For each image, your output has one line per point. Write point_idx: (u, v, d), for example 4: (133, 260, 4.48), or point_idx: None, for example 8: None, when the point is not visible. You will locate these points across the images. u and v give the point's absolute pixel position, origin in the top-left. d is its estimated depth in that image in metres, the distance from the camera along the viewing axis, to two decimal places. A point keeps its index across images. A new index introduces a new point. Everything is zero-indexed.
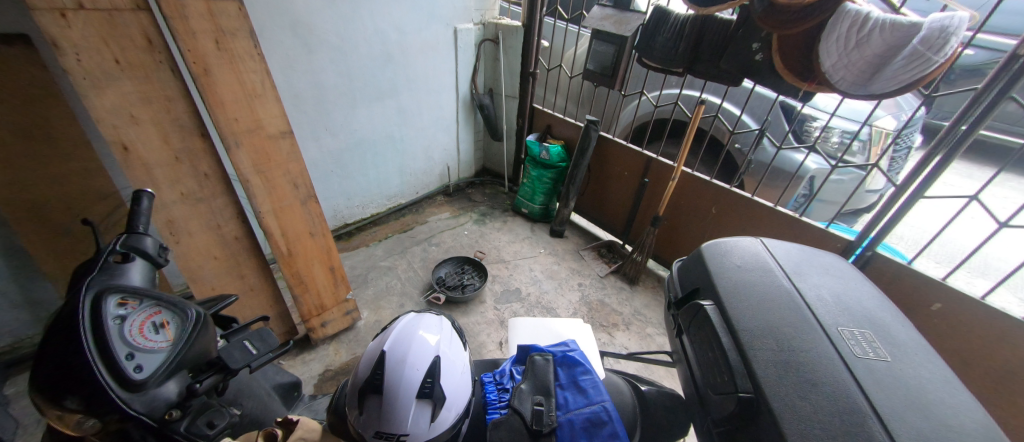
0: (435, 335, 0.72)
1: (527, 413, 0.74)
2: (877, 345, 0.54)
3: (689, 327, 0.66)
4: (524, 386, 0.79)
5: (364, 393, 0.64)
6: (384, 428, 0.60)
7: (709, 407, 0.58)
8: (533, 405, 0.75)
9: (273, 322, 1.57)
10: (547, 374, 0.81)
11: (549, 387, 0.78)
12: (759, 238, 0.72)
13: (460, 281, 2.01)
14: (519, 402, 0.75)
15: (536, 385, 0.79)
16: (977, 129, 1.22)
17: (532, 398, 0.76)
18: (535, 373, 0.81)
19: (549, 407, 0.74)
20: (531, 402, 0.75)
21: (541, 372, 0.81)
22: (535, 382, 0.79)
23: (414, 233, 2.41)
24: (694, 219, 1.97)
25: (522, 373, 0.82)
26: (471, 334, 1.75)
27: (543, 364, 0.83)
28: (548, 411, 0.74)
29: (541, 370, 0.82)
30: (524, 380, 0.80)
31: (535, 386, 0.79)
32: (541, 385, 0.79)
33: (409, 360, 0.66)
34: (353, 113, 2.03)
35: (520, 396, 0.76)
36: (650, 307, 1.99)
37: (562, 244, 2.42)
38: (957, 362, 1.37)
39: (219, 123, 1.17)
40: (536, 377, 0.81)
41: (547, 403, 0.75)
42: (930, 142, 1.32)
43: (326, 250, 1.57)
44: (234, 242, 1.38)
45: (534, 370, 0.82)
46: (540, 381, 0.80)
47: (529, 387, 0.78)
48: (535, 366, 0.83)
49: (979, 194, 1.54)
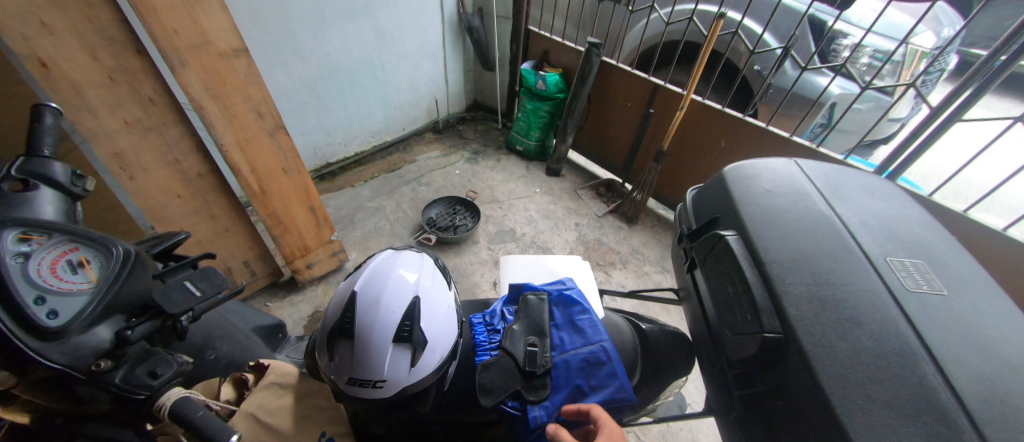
0: (415, 274, 0.64)
1: (521, 355, 0.68)
2: (931, 276, 0.46)
3: (704, 260, 0.57)
4: (516, 326, 0.72)
5: (334, 338, 0.56)
6: (358, 375, 0.54)
7: (724, 348, 0.51)
8: (527, 346, 0.69)
9: (255, 264, 1.50)
10: (542, 315, 0.74)
11: (545, 328, 0.72)
12: (793, 159, 0.61)
13: (451, 222, 1.92)
14: (512, 343, 0.69)
15: (530, 325, 0.73)
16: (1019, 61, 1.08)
17: (526, 339, 0.70)
18: (529, 312, 0.74)
19: (544, 348, 0.69)
20: (525, 344, 0.69)
21: (536, 312, 0.74)
22: (528, 321, 0.73)
23: (403, 172, 2.27)
24: (700, 153, 1.84)
25: (515, 312, 0.75)
26: (465, 274, 1.70)
27: (538, 301, 0.76)
28: (543, 353, 0.69)
29: (535, 310, 0.75)
30: (516, 319, 0.73)
31: (529, 326, 0.72)
32: (535, 325, 0.72)
33: (383, 301, 0.57)
34: (324, 35, 1.79)
35: (513, 337, 0.70)
36: (648, 246, 1.94)
37: (559, 183, 2.31)
38: None
39: (155, 35, 0.97)
40: (529, 316, 0.74)
41: (542, 344, 0.70)
42: (966, 72, 1.18)
43: (304, 188, 1.45)
44: (199, 180, 1.25)
45: (527, 310, 0.75)
46: (534, 321, 0.73)
47: (522, 327, 0.72)
48: (529, 305, 0.76)
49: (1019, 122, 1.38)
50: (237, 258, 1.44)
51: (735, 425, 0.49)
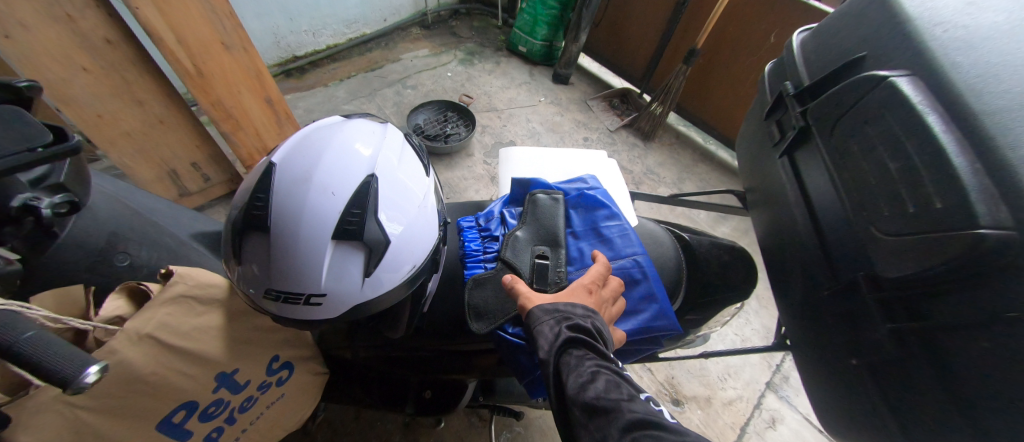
0: (372, 147, 0.43)
1: (526, 269, 0.50)
2: None
3: (830, 124, 0.38)
4: (520, 233, 0.53)
5: (244, 232, 0.37)
6: (284, 287, 0.36)
7: (848, 263, 0.35)
8: (535, 257, 0.51)
9: (207, 167, 1.27)
10: (555, 219, 0.55)
11: (559, 236, 0.53)
12: None
13: (442, 130, 1.65)
14: (513, 253, 0.51)
15: (539, 232, 0.54)
16: None
17: (533, 249, 0.52)
18: (536, 214, 0.55)
19: (558, 259, 0.52)
20: (531, 255, 0.51)
21: (547, 214, 0.55)
22: (537, 226, 0.54)
23: (385, 72, 1.93)
24: (742, 53, 1.52)
25: (521, 214, 0.55)
26: (458, 191, 1.50)
27: (551, 201, 0.56)
28: (556, 267, 0.51)
29: (547, 213, 0.55)
30: (520, 223, 0.54)
31: (538, 233, 0.53)
32: (546, 232, 0.54)
33: (317, 178, 0.38)
34: None
35: (515, 245, 0.52)
36: (665, 166, 1.72)
37: (567, 92, 2.00)
38: None
39: None
40: (538, 219, 0.54)
41: (555, 256, 0.52)
42: None
43: (254, 72, 1.17)
44: (110, 49, 0.94)
45: (535, 211, 0.55)
46: (544, 226, 0.54)
47: (528, 232, 0.53)
48: (537, 206, 0.56)
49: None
50: (182, 158, 1.20)
51: (859, 368, 0.35)
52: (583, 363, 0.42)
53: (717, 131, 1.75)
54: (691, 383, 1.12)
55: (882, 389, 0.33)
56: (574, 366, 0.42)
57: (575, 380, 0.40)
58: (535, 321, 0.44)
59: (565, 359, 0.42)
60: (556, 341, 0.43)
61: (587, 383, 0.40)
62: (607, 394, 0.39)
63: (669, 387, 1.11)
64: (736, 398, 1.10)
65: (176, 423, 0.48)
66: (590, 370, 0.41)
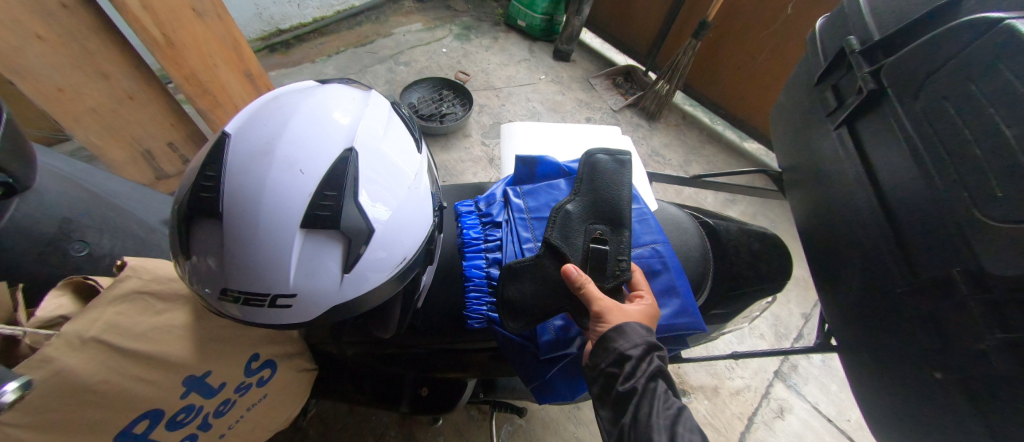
0: (351, 116, 0.36)
1: (579, 256, 0.43)
2: None
3: (913, 92, 0.35)
4: (571, 208, 0.44)
5: (193, 221, 0.31)
6: (242, 285, 0.30)
7: (923, 265, 0.33)
8: (589, 238, 0.43)
9: (185, 148, 1.19)
10: (618, 187, 0.46)
11: (625, 213, 0.44)
12: None
13: (437, 109, 1.56)
14: (568, 235, 0.43)
15: (597, 206, 0.45)
16: None
17: (591, 229, 0.44)
18: (594, 182, 0.46)
19: (620, 241, 0.43)
20: (589, 234, 0.43)
21: (607, 182, 0.46)
22: (596, 198, 0.45)
23: (376, 48, 1.82)
24: (757, 26, 1.43)
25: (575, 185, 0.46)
26: (455, 174, 1.43)
27: (617, 164, 0.46)
28: (617, 253, 0.43)
29: (610, 182, 0.45)
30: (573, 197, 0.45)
31: (596, 206, 0.45)
32: (607, 207, 0.44)
33: (280, 152, 0.31)
34: None
35: (568, 225, 0.44)
36: (671, 148, 1.65)
37: (569, 70, 1.89)
38: None
39: None
40: (596, 189, 0.45)
41: (618, 235, 0.44)
42: None
43: (230, 43, 1.08)
44: (65, 14, 0.84)
45: (592, 180, 0.46)
46: (602, 197, 0.45)
47: (584, 207, 0.44)
48: (594, 172, 0.46)
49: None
50: (157, 137, 1.12)
51: (947, 385, 0.32)
52: (668, 396, 0.38)
53: (726, 111, 1.67)
54: (698, 373, 1.08)
55: (984, 415, 0.30)
56: (661, 398, 0.37)
57: (661, 411, 0.37)
58: (629, 339, 0.38)
59: (654, 386, 0.38)
60: (650, 368, 0.38)
61: (677, 419, 0.36)
62: (695, 433, 0.36)
63: (676, 377, 1.07)
64: (745, 388, 1.06)
65: (137, 435, 0.43)
66: (676, 405, 0.37)
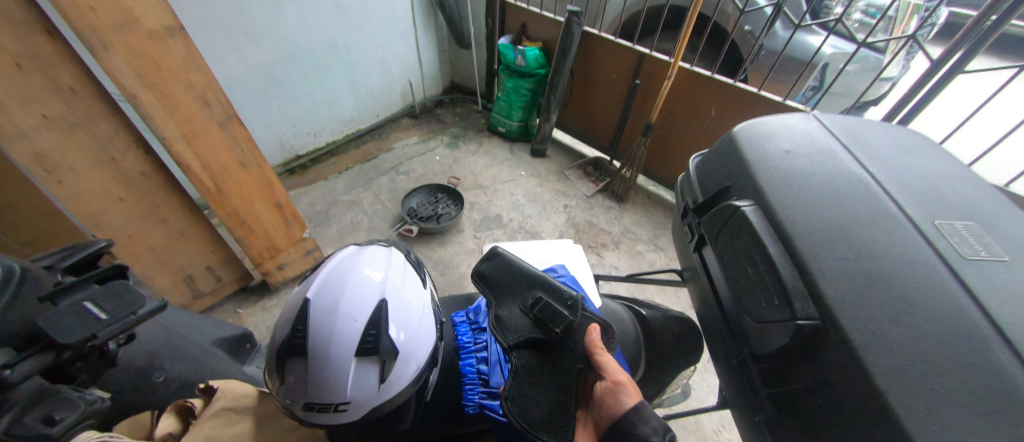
0: (382, 271, 0.56)
1: (531, 327, 0.59)
2: (987, 239, 0.38)
3: (713, 235, 0.50)
4: (501, 311, 0.63)
5: (285, 356, 0.48)
6: (315, 398, 0.46)
7: (745, 339, 0.44)
8: (527, 308, 0.61)
9: (219, 269, 1.39)
10: (516, 267, 0.67)
11: (534, 274, 0.64)
12: (811, 113, 0.53)
13: (433, 211, 1.81)
14: (512, 324, 0.60)
15: (515, 286, 0.64)
16: (1008, 20, 1.07)
17: (521, 302, 0.62)
18: (491, 282, 0.67)
19: (552, 291, 0.62)
20: (522, 307, 0.61)
21: (500, 274, 0.67)
22: (503, 289, 0.65)
23: (379, 162, 2.14)
24: (690, 123, 1.75)
25: (485, 295, 0.68)
26: (451, 266, 1.62)
27: (491, 261, 0.69)
28: (557, 294, 0.61)
29: (508, 268, 0.67)
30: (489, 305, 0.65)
31: (509, 293, 0.65)
32: (522, 282, 0.64)
33: (341, 308, 0.50)
34: (279, 15, 1.61)
35: (503, 321, 0.61)
36: (641, 224, 1.87)
37: (545, 165, 2.21)
38: None
39: (65, 12, 0.82)
40: (495, 285, 0.66)
41: (547, 290, 0.62)
42: (958, 33, 1.17)
43: (266, 183, 1.33)
44: (144, 180, 1.10)
45: (487, 283, 0.67)
46: (504, 285, 0.66)
47: (502, 300, 0.64)
48: (482, 278, 0.68)
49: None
50: (198, 264, 1.32)
51: None
52: None
53: None
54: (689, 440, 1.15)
55: None
56: None
57: None
58: (648, 422, 0.45)
59: None
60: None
61: None
62: None
63: None
64: None
65: None
66: None
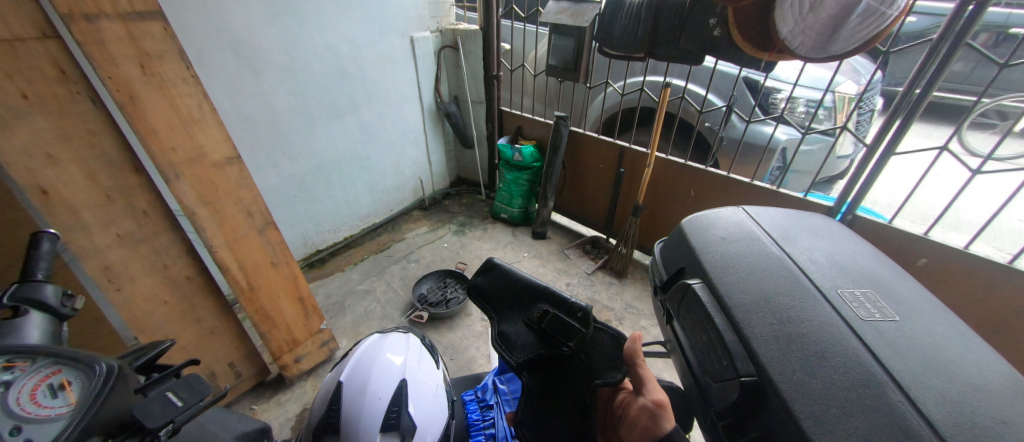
0: (402, 356, 0.68)
1: (536, 342, 0.66)
2: (881, 304, 0.50)
3: (677, 309, 0.61)
4: (508, 328, 0.70)
5: (319, 433, 0.58)
6: None
7: (710, 399, 0.51)
8: (531, 323, 0.67)
9: (240, 365, 1.45)
10: (516, 276, 0.71)
11: (537, 283, 0.68)
12: (742, 208, 0.71)
13: (443, 296, 1.91)
14: (517, 341, 0.68)
15: (519, 297, 0.69)
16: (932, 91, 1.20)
17: (524, 315, 0.68)
18: (490, 295, 0.73)
19: (558, 302, 0.65)
20: (524, 322, 0.67)
21: (497, 285, 0.73)
22: (504, 301, 0.71)
23: (392, 252, 2.30)
24: (674, 202, 1.93)
25: (487, 304, 0.74)
26: (460, 350, 1.66)
27: (486, 272, 0.75)
28: (562, 306, 0.64)
29: (510, 278, 0.72)
30: (493, 318, 0.73)
31: (510, 305, 0.70)
32: (525, 292, 0.69)
33: (370, 388, 0.61)
34: (313, 135, 1.93)
35: (508, 338, 0.69)
36: (642, 298, 1.94)
37: (547, 246, 2.36)
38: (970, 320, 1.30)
39: (153, 154, 1.04)
40: (494, 298, 0.72)
41: (552, 300, 0.66)
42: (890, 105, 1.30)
43: (292, 279, 1.47)
44: (187, 284, 1.24)
45: (487, 294, 0.74)
46: (503, 297, 0.72)
47: (504, 316, 0.71)
48: (480, 292, 0.74)
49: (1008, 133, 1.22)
50: (222, 360, 1.39)
51: None
52: None
53: None
54: None
55: None
56: None
57: None
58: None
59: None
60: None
61: None
62: None
63: None
64: None
65: None
66: None
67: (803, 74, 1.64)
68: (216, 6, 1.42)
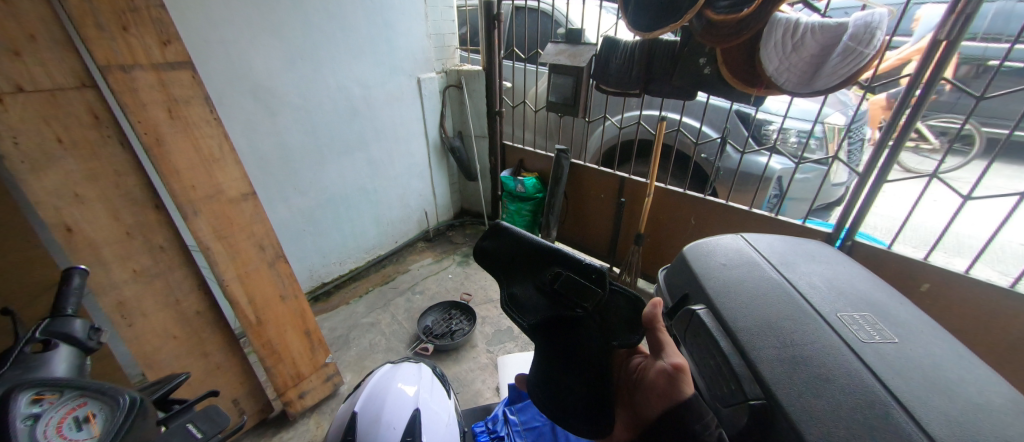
0: (414, 386, 0.72)
1: (547, 307, 0.58)
2: (880, 326, 0.52)
3: (684, 335, 0.63)
4: (517, 291, 0.62)
5: None
6: None
7: (721, 424, 0.52)
8: (542, 285, 0.59)
9: (243, 401, 1.43)
10: (527, 236, 0.62)
11: (549, 244, 0.59)
12: (741, 235, 0.74)
13: (448, 327, 1.90)
14: (526, 304, 0.61)
15: (529, 259, 0.61)
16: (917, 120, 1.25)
17: (534, 277, 0.61)
18: (496, 257, 0.65)
19: (571, 263, 0.57)
20: (535, 285, 0.60)
21: (504, 247, 0.64)
22: (511, 263, 0.63)
23: (397, 283, 2.32)
24: (675, 230, 1.96)
25: (493, 268, 0.66)
26: (466, 383, 1.63)
27: (492, 233, 0.66)
28: (577, 267, 0.56)
29: (519, 238, 0.63)
30: (501, 282, 0.65)
31: (520, 268, 0.62)
32: (536, 253, 0.60)
33: (385, 418, 0.64)
34: (323, 170, 2.00)
35: (517, 301, 0.62)
36: None
37: None
38: (981, 346, 1.29)
39: (174, 191, 1.09)
40: (502, 261, 0.64)
41: (564, 262, 0.58)
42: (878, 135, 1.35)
43: (300, 312, 1.48)
44: (197, 318, 1.25)
45: (493, 257, 0.65)
46: (511, 260, 0.63)
47: (513, 277, 0.63)
48: (485, 254, 0.66)
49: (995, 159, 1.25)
50: (226, 397, 1.37)
51: None
52: None
53: None
54: None
55: None
56: None
57: None
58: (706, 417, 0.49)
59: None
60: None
61: None
62: None
63: None
64: None
65: None
66: None
67: (792, 106, 1.72)
68: (239, 55, 1.53)
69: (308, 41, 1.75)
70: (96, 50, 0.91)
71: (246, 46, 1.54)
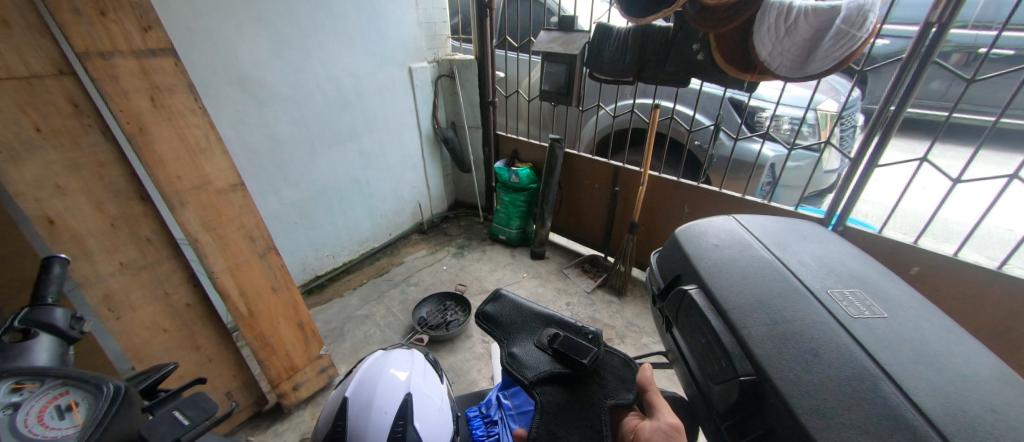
0: (405, 371, 0.72)
1: (550, 363, 0.67)
2: (870, 302, 0.52)
3: (676, 317, 0.63)
4: (519, 350, 0.70)
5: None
6: None
7: (712, 402, 0.52)
8: (543, 345, 0.69)
9: (237, 394, 1.42)
10: (528, 305, 0.78)
11: (547, 311, 0.76)
12: (733, 216, 0.74)
13: (443, 318, 1.91)
14: (528, 360, 0.68)
15: (531, 322, 0.75)
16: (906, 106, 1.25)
17: (535, 338, 0.72)
18: (500, 321, 0.77)
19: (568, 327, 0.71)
20: (537, 343, 0.70)
21: (508, 313, 0.78)
22: (514, 327, 0.75)
23: (392, 275, 2.31)
24: (669, 219, 1.97)
25: (495, 330, 0.76)
26: (461, 373, 1.63)
27: (498, 302, 0.80)
28: (572, 327, 0.71)
29: (522, 306, 0.78)
30: (503, 343, 0.73)
31: (522, 330, 0.74)
32: (537, 318, 0.75)
33: (377, 404, 0.65)
34: (313, 162, 1.97)
35: (518, 359, 0.69)
36: (643, 316, 1.94)
37: (545, 266, 2.37)
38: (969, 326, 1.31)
39: (159, 182, 1.07)
40: (506, 323, 0.76)
41: (561, 326, 0.72)
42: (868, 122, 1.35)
43: (292, 304, 1.47)
44: (187, 311, 1.23)
45: (497, 321, 0.77)
46: (515, 323, 0.76)
47: (515, 338, 0.73)
48: (490, 319, 0.77)
49: (984, 143, 1.26)
50: (220, 389, 1.37)
51: None
52: None
53: None
54: None
55: None
56: None
57: None
58: None
59: None
60: None
61: None
62: None
63: None
64: None
65: None
66: None
67: (784, 93, 1.73)
68: (224, 43, 1.49)
69: (296, 29, 1.71)
70: (72, 36, 0.87)
71: (231, 34, 1.50)
